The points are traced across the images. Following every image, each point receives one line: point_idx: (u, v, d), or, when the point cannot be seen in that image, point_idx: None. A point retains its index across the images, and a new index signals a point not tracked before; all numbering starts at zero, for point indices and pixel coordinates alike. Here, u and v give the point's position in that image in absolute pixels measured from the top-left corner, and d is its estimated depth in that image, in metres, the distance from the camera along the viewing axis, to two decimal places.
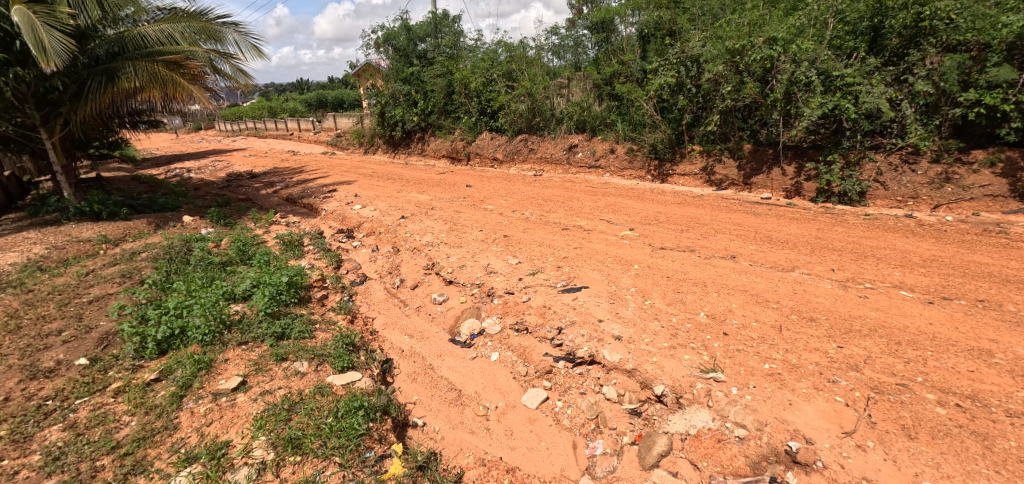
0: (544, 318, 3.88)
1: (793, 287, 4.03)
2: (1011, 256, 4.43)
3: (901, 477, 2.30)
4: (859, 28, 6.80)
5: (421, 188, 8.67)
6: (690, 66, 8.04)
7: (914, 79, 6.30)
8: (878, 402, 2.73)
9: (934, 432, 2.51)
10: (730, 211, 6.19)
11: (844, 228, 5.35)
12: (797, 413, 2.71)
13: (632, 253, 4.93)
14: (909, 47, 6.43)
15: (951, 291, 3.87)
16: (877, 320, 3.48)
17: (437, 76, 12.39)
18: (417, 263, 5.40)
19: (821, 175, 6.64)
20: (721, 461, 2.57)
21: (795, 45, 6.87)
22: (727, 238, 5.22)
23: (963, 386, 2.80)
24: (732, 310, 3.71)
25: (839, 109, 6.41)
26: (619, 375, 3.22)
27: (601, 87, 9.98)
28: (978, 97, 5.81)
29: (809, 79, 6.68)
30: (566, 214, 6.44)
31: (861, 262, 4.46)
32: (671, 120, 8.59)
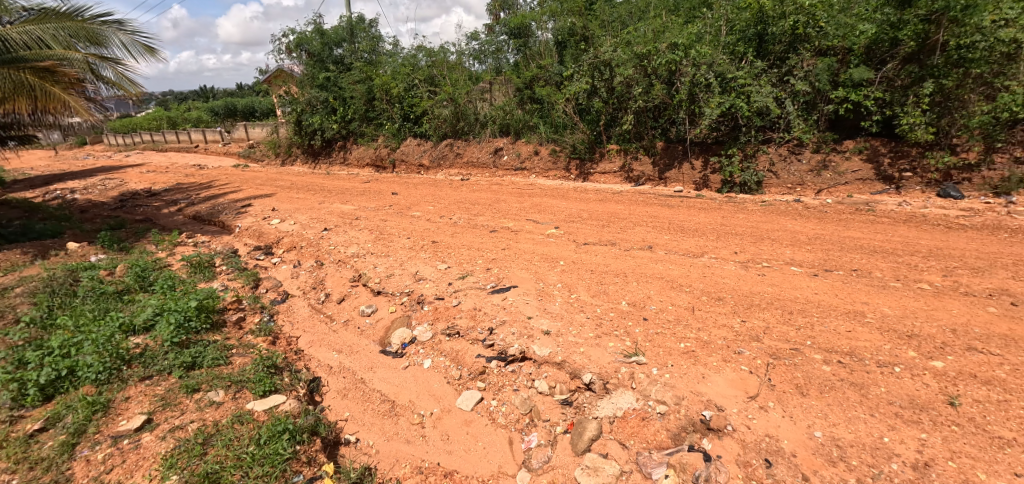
0: (476, 321, 3.91)
1: (702, 271, 4.39)
2: (876, 230, 5.16)
3: (797, 430, 2.60)
4: (747, 34, 7.47)
5: (345, 198, 8.36)
6: (603, 70, 8.47)
7: (795, 80, 7.08)
8: (776, 367, 3.05)
9: (822, 387, 2.86)
10: (647, 205, 6.61)
11: (744, 215, 5.92)
12: (709, 385, 2.96)
13: (558, 251, 5.10)
14: (789, 52, 7.17)
15: (831, 264, 4.42)
16: (772, 294, 3.90)
17: (356, 82, 12.01)
18: (342, 276, 5.20)
19: (724, 168, 7.28)
20: (646, 438, 2.76)
21: (694, 49, 7.48)
22: (644, 230, 5.57)
23: (843, 345, 3.22)
24: (651, 297, 3.97)
25: (735, 108, 7.09)
26: (550, 368, 3.32)
27: (522, 91, 10.26)
28: (845, 94, 6.75)
29: (708, 81, 7.33)
30: (494, 216, 6.52)
31: (759, 244, 4.96)
32: (589, 121, 9.00)
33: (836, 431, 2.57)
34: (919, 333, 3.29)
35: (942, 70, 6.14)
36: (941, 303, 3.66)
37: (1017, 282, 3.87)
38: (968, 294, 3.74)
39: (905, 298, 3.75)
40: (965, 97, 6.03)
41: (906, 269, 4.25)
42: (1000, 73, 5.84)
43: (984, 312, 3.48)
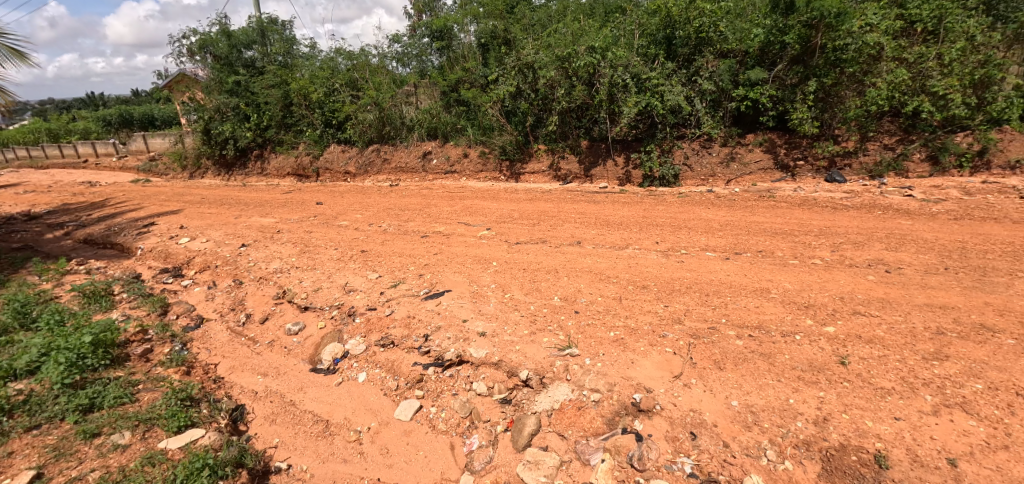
0: (410, 329, 3.84)
1: (628, 261, 4.63)
2: (776, 214, 5.73)
3: (716, 402, 2.83)
4: (657, 38, 7.98)
5: (264, 210, 7.83)
6: (526, 73, 8.66)
7: (701, 80, 7.69)
8: (696, 346, 3.29)
9: (736, 360, 3.12)
10: (575, 202, 6.84)
11: (663, 206, 6.32)
12: (638, 369, 3.13)
13: (490, 252, 5.14)
14: (695, 54, 7.77)
15: (739, 247, 4.84)
16: (690, 279, 4.20)
17: (271, 86, 11.29)
18: (265, 294, 4.87)
19: (644, 164, 7.73)
20: (583, 426, 2.86)
21: (611, 52, 7.88)
22: (572, 226, 5.77)
23: (753, 320, 3.54)
24: (581, 290, 4.12)
25: (650, 106, 7.58)
26: (487, 369, 3.34)
27: (448, 94, 10.23)
28: (745, 93, 7.41)
29: (626, 82, 7.76)
30: (425, 221, 6.42)
31: (677, 233, 5.31)
32: (516, 122, 9.15)
33: (750, 399, 2.82)
34: (815, 303, 3.70)
35: (822, 70, 7.01)
36: (830, 275, 4.14)
37: (888, 253, 4.48)
38: (851, 266, 4.27)
39: (802, 273, 4.21)
40: (842, 93, 6.99)
41: (801, 247, 4.75)
42: (868, 72, 6.85)
43: (863, 281, 4.00)
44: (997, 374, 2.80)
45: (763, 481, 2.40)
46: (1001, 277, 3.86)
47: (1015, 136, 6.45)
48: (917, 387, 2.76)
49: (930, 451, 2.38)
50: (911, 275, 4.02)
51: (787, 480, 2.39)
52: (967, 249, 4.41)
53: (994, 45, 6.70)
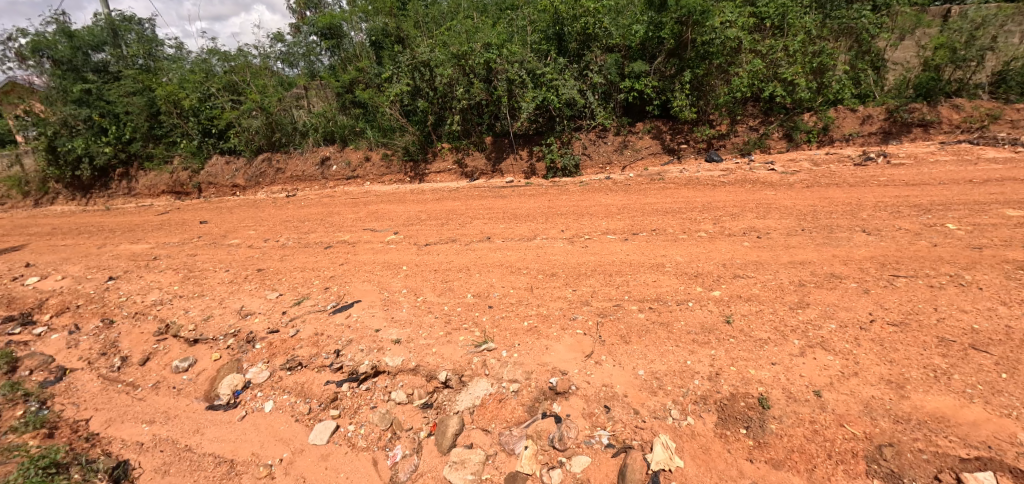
0: (319, 347, 3.63)
1: (537, 252, 4.79)
2: (666, 195, 6.26)
3: (625, 374, 3.05)
4: (549, 34, 8.27)
5: (134, 236, 6.87)
6: (423, 71, 8.52)
7: (592, 74, 8.14)
8: (604, 324, 3.51)
9: (640, 333, 3.39)
10: (483, 198, 6.90)
11: (567, 196, 6.62)
12: (553, 354, 3.26)
13: (400, 256, 5.01)
14: (585, 49, 8.19)
15: (636, 228, 5.23)
16: (595, 262, 4.46)
17: (130, 94, 9.87)
18: (143, 331, 4.29)
19: (547, 156, 8.01)
20: (506, 417, 2.93)
21: (506, 48, 8.04)
22: (482, 222, 5.82)
23: (651, 293, 3.86)
24: (493, 285, 4.18)
25: (548, 101, 7.87)
26: (405, 376, 3.28)
27: (343, 95, 9.77)
28: (631, 85, 7.98)
29: (523, 78, 7.98)
30: (327, 231, 6.07)
31: (581, 220, 5.60)
32: (417, 122, 8.97)
33: (653, 366, 3.08)
34: (702, 271, 4.13)
35: (694, 62, 7.79)
36: (713, 245, 4.64)
37: (758, 221, 5.12)
38: (730, 235, 4.82)
39: (690, 246, 4.66)
40: (712, 82, 7.86)
41: (688, 223, 5.26)
42: (731, 63, 7.74)
43: (739, 247, 4.53)
44: (845, 314, 3.35)
45: (670, 438, 2.65)
46: (843, 233, 4.60)
47: (847, 113, 7.73)
48: (788, 334, 3.20)
49: (800, 387, 2.79)
50: (776, 239, 4.64)
51: (690, 434, 2.66)
52: (817, 212, 5.19)
53: (825, 38, 7.90)
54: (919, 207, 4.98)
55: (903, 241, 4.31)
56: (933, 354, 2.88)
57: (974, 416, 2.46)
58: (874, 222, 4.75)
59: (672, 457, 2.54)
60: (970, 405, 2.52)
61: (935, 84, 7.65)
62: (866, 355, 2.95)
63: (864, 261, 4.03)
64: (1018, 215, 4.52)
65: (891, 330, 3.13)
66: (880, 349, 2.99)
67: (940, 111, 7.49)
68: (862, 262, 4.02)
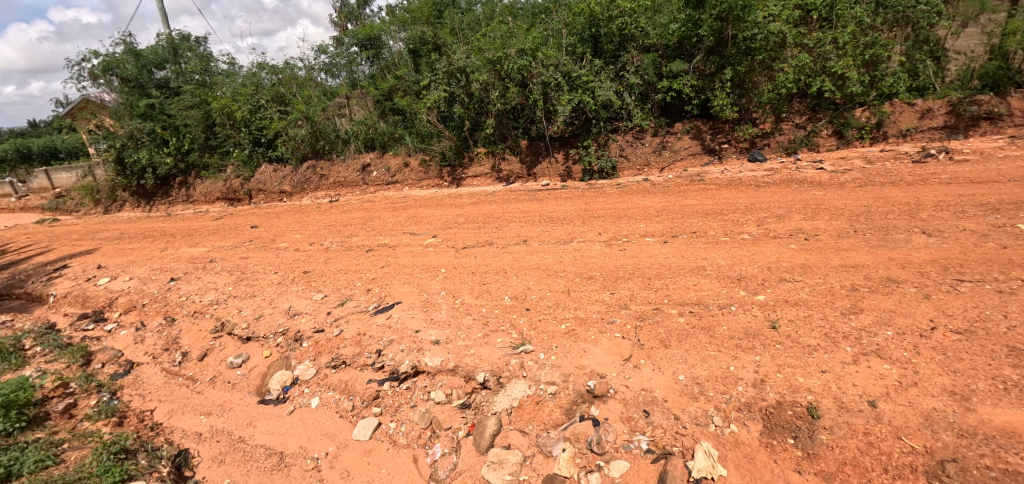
0: (361, 346, 3.76)
1: (573, 255, 4.77)
2: (706, 196, 6.09)
3: (665, 379, 2.99)
4: (584, 36, 8.25)
5: (192, 240, 7.34)
6: (459, 77, 8.70)
7: (628, 74, 8.04)
8: (643, 328, 3.45)
9: (680, 337, 3.31)
10: (518, 201, 6.95)
11: (603, 198, 6.56)
12: (590, 357, 3.24)
13: (438, 259, 5.11)
14: (621, 50, 8.11)
15: (676, 230, 5.11)
16: (633, 265, 4.39)
17: (188, 107, 10.56)
18: (201, 329, 4.57)
19: (583, 158, 7.97)
20: (543, 420, 2.93)
21: (540, 52, 8.07)
22: (517, 225, 5.86)
23: (692, 297, 3.76)
24: (530, 287, 4.20)
25: (583, 103, 7.84)
26: (444, 376, 3.35)
27: (382, 103, 10.14)
28: (669, 84, 7.83)
29: (558, 80, 7.98)
30: (369, 235, 6.29)
31: (618, 222, 5.54)
32: (453, 127, 9.14)
33: (695, 371, 3.00)
34: (746, 275, 3.99)
35: (736, 59, 7.55)
36: (758, 248, 4.47)
37: (806, 222, 4.90)
38: (775, 237, 4.64)
39: (733, 248, 4.52)
40: (755, 79, 7.60)
41: (730, 225, 5.09)
42: (775, 58, 7.46)
43: (786, 250, 4.35)
44: (903, 320, 3.16)
45: (712, 446, 2.58)
46: (900, 234, 4.33)
47: (903, 107, 7.28)
48: (839, 341, 3.05)
49: (854, 396, 2.65)
50: (827, 241, 4.43)
51: (734, 442, 2.57)
52: (872, 212, 4.91)
53: (879, 28, 7.48)
54: (987, 206, 4.62)
55: (971, 242, 4.01)
56: (1004, 365, 2.67)
57: None
58: (936, 223, 4.45)
59: (715, 465, 2.47)
60: None
61: (1005, 73, 7.08)
62: (927, 365, 2.76)
63: (925, 264, 3.78)
64: None
65: (956, 339, 2.92)
66: (943, 358, 2.79)
67: (1011, 102, 6.92)
68: (923, 265, 3.77)
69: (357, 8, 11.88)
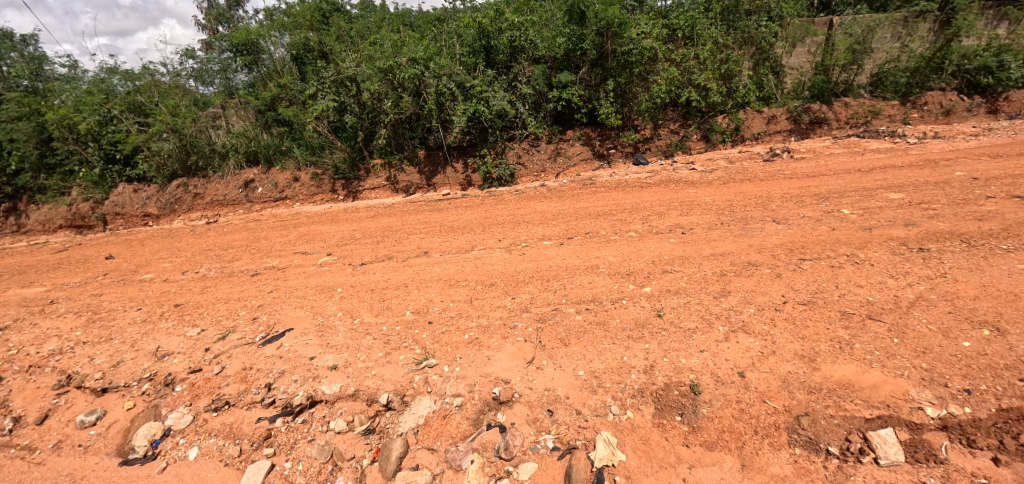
0: (248, 382, 3.43)
1: (474, 263, 4.81)
2: (597, 199, 6.52)
3: (565, 376, 3.14)
4: (476, 47, 8.38)
5: (26, 278, 6.10)
6: (349, 86, 8.28)
7: (521, 85, 8.32)
8: (544, 330, 3.58)
9: (579, 334, 3.49)
10: (419, 213, 6.83)
11: (503, 205, 6.71)
12: (494, 363, 3.29)
13: (334, 278, 4.84)
14: (513, 61, 8.38)
15: (571, 232, 5.40)
16: (533, 269, 4.55)
17: (14, 119, 8.79)
18: (38, 386, 3.80)
19: (480, 167, 8.08)
20: (451, 433, 2.90)
21: (433, 62, 8.04)
22: (418, 237, 5.76)
23: (588, 294, 3.99)
24: (432, 300, 4.16)
25: (478, 112, 7.92)
26: (344, 403, 3.18)
27: (265, 114, 9.45)
28: (559, 94, 8.26)
29: (452, 90, 8.02)
30: (254, 257, 5.75)
31: (517, 228, 5.70)
32: (346, 138, 8.75)
33: (593, 366, 3.18)
34: (634, 269, 4.33)
35: (616, 71, 8.24)
36: (643, 244, 4.88)
37: (682, 218, 5.45)
38: (657, 233, 5.10)
39: (622, 246, 4.88)
40: (634, 90, 8.35)
41: (618, 224, 5.50)
42: (649, 71, 8.28)
43: (666, 244, 4.80)
44: (761, 298, 3.66)
45: (612, 434, 2.74)
46: (756, 224, 5.02)
47: (754, 114, 8.46)
48: (713, 322, 3.44)
49: (726, 370, 3.00)
50: (699, 233, 4.98)
51: (630, 427, 2.77)
52: (734, 206, 5.62)
53: (730, 46, 8.64)
54: (820, 196, 5.53)
55: (808, 227, 4.77)
56: (838, 327, 3.21)
57: (874, 379, 2.77)
58: (783, 212, 5.23)
59: (614, 452, 2.63)
60: (871, 370, 2.84)
61: (826, 86, 8.58)
62: (782, 334, 3.23)
63: (776, 248, 4.42)
64: (899, 197, 5.14)
65: (802, 309, 3.45)
66: (794, 327, 3.28)
67: (833, 109, 8.37)
68: (774, 250, 4.40)
69: (228, 10, 10.84)
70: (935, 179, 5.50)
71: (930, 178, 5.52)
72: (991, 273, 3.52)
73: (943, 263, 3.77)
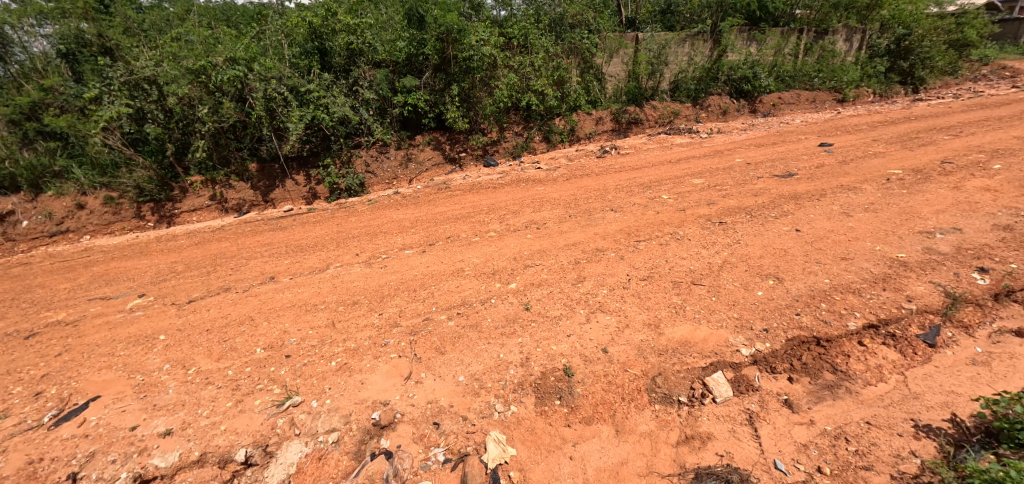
0: (36, 479, 2.57)
1: (332, 282, 4.40)
2: (454, 202, 6.56)
3: (447, 384, 3.07)
4: (308, 48, 7.70)
5: None
6: (147, 89, 6.85)
7: (362, 89, 7.89)
8: (418, 342, 3.45)
9: (454, 340, 3.45)
10: (257, 234, 5.97)
11: (355, 217, 6.28)
12: (369, 387, 3.06)
13: (153, 324, 3.94)
14: (351, 64, 7.92)
15: (432, 238, 5.33)
16: (398, 280, 4.35)
17: None
18: None
19: (325, 179, 7.44)
20: (331, 474, 2.59)
21: (258, 63, 7.12)
22: (260, 261, 5.04)
23: (457, 298, 3.98)
24: (287, 330, 3.68)
25: (317, 119, 7.29)
26: (188, 473, 2.60)
27: (20, 124, 7.40)
28: (404, 99, 8.06)
29: (283, 95, 7.20)
30: (25, 314, 4.35)
31: (375, 240, 5.39)
32: (150, 151, 7.23)
33: (472, 369, 3.18)
34: (498, 268, 4.46)
35: (459, 76, 8.41)
36: (502, 242, 5.07)
37: (536, 214, 5.82)
38: (515, 230, 5.35)
39: (485, 246, 5.00)
40: (477, 95, 8.61)
41: (477, 225, 5.61)
42: (490, 76, 8.60)
43: (525, 240, 5.06)
44: (611, 279, 4.11)
45: (501, 432, 2.77)
46: (598, 214, 5.62)
47: (585, 117, 9.48)
48: (574, 307, 3.74)
49: (592, 349, 3.28)
50: (552, 227, 5.37)
51: (516, 421, 2.84)
52: (578, 199, 6.22)
53: (560, 55, 9.52)
54: (644, 186, 6.45)
55: (638, 213, 5.53)
56: (672, 295, 3.79)
57: (703, 334, 3.33)
58: (618, 202, 5.96)
59: (505, 449, 2.67)
60: (700, 326, 3.40)
61: (637, 92, 10.06)
62: (631, 308, 3.67)
63: (617, 234, 5.01)
64: (700, 182, 6.29)
65: (643, 284, 3.98)
66: (639, 300, 3.76)
67: (645, 111, 9.83)
68: (615, 235, 4.98)
69: None
70: (722, 166, 6.87)
71: (718, 166, 6.87)
72: (767, 236, 4.54)
73: (736, 232, 4.72)
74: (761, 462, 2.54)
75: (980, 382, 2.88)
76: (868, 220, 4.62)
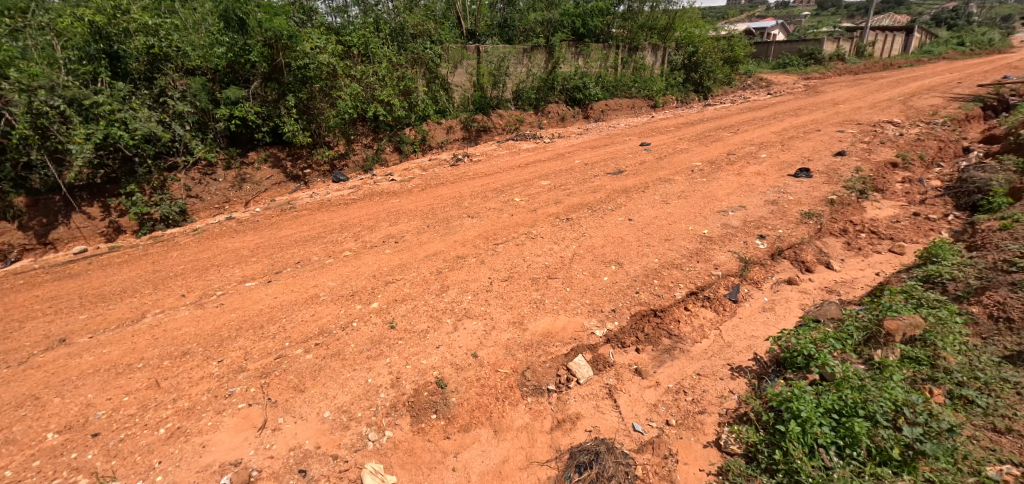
0: None
1: (151, 333, 3.65)
2: (301, 223, 5.99)
3: (311, 424, 2.78)
4: (90, 51, 6.27)
5: None
6: None
7: (173, 101, 6.72)
8: (271, 384, 3.05)
9: (314, 373, 3.14)
10: (34, 287, 4.65)
11: (177, 252, 5.32)
12: (214, 448, 2.61)
13: None
14: (154, 71, 6.69)
15: (277, 266, 4.78)
16: (239, 318, 3.80)
17: None
18: None
19: (130, 209, 6.16)
20: None
21: (15, 69, 5.58)
22: (42, 322, 3.93)
23: (313, 328, 3.63)
24: (91, 402, 2.94)
25: (112, 138, 5.99)
26: None
27: None
28: (229, 112, 7.10)
29: (58, 109, 5.75)
30: None
31: (206, 275, 4.63)
32: None
33: (338, 401, 2.93)
34: (357, 289, 4.20)
35: (295, 86, 7.70)
36: (360, 261, 4.79)
37: (392, 228, 5.64)
38: (372, 247, 5.11)
39: (340, 267, 4.67)
40: (318, 106, 8.00)
41: (330, 246, 5.21)
42: (331, 86, 8.07)
43: (383, 256, 4.86)
44: (474, 284, 4.18)
45: (377, 461, 2.60)
46: (455, 222, 5.68)
47: (435, 126, 9.56)
48: (441, 317, 3.71)
49: (462, 355, 3.29)
50: (410, 239, 5.26)
51: (393, 446, 2.70)
52: (434, 208, 6.22)
53: (404, 65, 9.39)
54: (498, 190, 6.73)
55: (494, 217, 5.74)
56: (532, 291, 4.01)
57: (563, 323, 3.58)
58: (474, 208, 6.11)
59: (384, 478, 2.51)
60: (558, 317, 3.66)
61: (484, 100, 10.47)
62: (495, 310, 3.79)
63: (476, 239, 5.13)
64: (547, 184, 6.79)
65: (503, 285, 4.14)
66: (502, 301, 3.90)
67: (493, 119, 10.30)
68: (474, 241, 5.09)
69: None
70: (564, 167, 7.53)
71: (561, 168, 7.51)
72: (607, 227, 5.10)
73: (581, 226, 5.21)
74: (622, 429, 2.83)
75: (768, 324, 3.66)
76: (681, 206, 5.51)
